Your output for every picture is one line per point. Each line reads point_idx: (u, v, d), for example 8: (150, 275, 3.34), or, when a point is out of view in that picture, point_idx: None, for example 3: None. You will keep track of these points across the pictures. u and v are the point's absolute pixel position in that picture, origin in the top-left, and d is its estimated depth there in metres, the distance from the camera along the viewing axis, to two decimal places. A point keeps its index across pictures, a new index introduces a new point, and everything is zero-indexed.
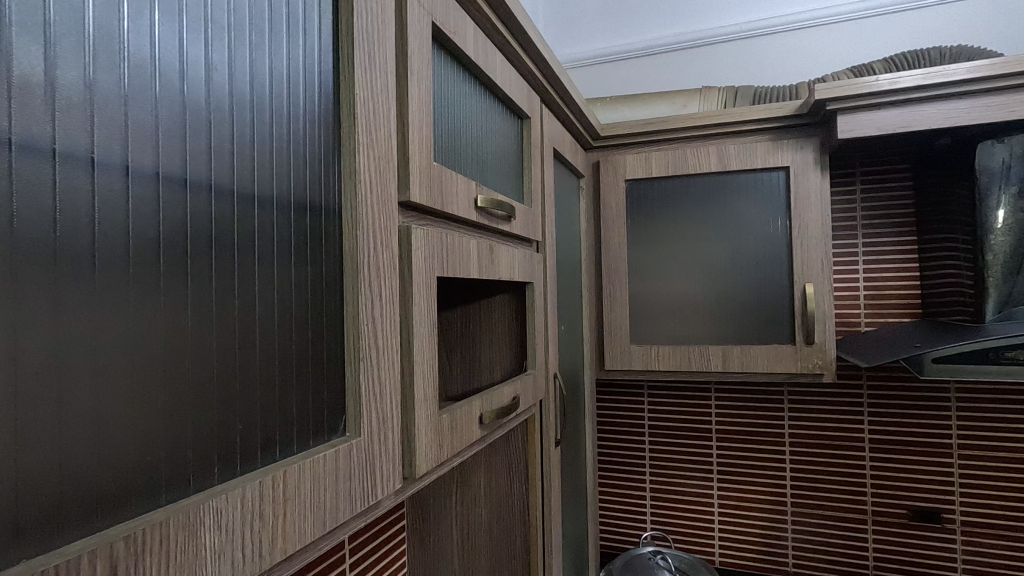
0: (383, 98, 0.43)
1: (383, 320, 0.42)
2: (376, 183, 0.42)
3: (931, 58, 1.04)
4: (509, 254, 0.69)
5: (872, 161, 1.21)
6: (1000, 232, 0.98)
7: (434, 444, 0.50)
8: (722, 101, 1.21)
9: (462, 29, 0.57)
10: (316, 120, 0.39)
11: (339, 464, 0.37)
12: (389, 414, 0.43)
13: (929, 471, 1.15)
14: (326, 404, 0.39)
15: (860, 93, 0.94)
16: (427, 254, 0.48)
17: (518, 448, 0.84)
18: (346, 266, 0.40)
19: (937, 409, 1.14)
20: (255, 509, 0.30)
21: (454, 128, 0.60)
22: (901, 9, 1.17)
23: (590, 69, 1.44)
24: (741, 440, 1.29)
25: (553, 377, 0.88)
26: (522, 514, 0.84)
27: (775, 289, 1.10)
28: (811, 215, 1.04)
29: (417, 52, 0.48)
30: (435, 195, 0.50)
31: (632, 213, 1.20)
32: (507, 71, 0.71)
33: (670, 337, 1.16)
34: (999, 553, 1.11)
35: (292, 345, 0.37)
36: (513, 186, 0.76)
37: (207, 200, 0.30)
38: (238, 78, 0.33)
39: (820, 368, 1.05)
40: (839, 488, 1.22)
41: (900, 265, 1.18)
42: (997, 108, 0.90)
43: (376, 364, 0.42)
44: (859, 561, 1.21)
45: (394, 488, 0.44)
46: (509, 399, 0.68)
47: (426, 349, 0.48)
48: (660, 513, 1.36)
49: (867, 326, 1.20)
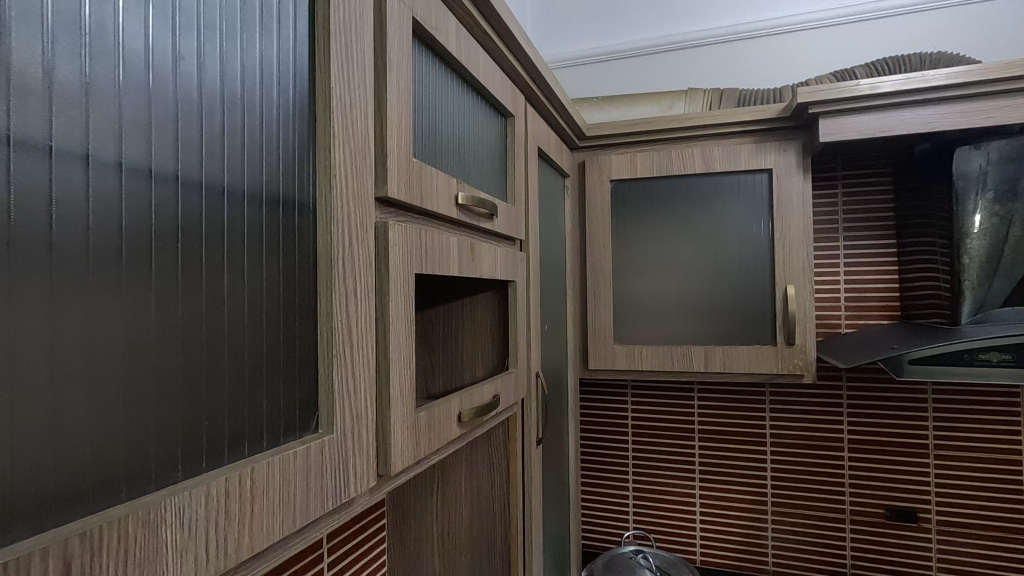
0: (361, 93, 0.43)
1: (358, 317, 0.42)
2: (352, 178, 0.41)
3: (911, 64, 1.06)
4: (491, 252, 0.68)
5: (854, 164, 1.23)
6: (976, 237, 1.00)
7: (411, 442, 0.49)
8: (707, 103, 1.22)
9: (444, 26, 0.57)
10: (290, 113, 0.39)
11: (310, 462, 0.36)
12: (363, 412, 0.43)
13: (906, 471, 1.17)
14: (298, 401, 0.39)
15: (842, 97, 0.95)
16: (405, 250, 0.48)
17: (500, 447, 0.84)
18: (320, 262, 0.39)
19: (914, 410, 1.16)
20: (220, 506, 0.30)
21: (435, 125, 0.60)
22: (883, 16, 1.18)
23: (577, 69, 1.44)
24: (723, 440, 1.30)
25: (535, 376, 0.88)
26: (503, 512, 0.84)
27: (757, 290, 1.11)
28: (793, 217, 1.05)
29: (397, 47, 0.47)
30: (414, 191, 0.50)
31: (617, 213, 1.20)
32: (490, 69, 0.70)
33: (654, 337, 1.17)
34: (973, 552, 1.13)
35: (262, 341, 0.36)
36: (497, 185, 0.76)
37: (173, 192, 0.30)
38: (208, 68, 0.32)
39: (800, 368, 1.06)
40: (818, 487, 1.23)
41: (880, 268, 1.20)
42: (973, 114, 0.91)
43: (351, 361, 0.41)
44: (837, 560, 1.22)
45: (369, 486, 0.44)
46: (489, 397, 0.68)
47: (403, 345, 0.48)
48: (643, 513, 1.36)
49: (847, 328, 1.22)
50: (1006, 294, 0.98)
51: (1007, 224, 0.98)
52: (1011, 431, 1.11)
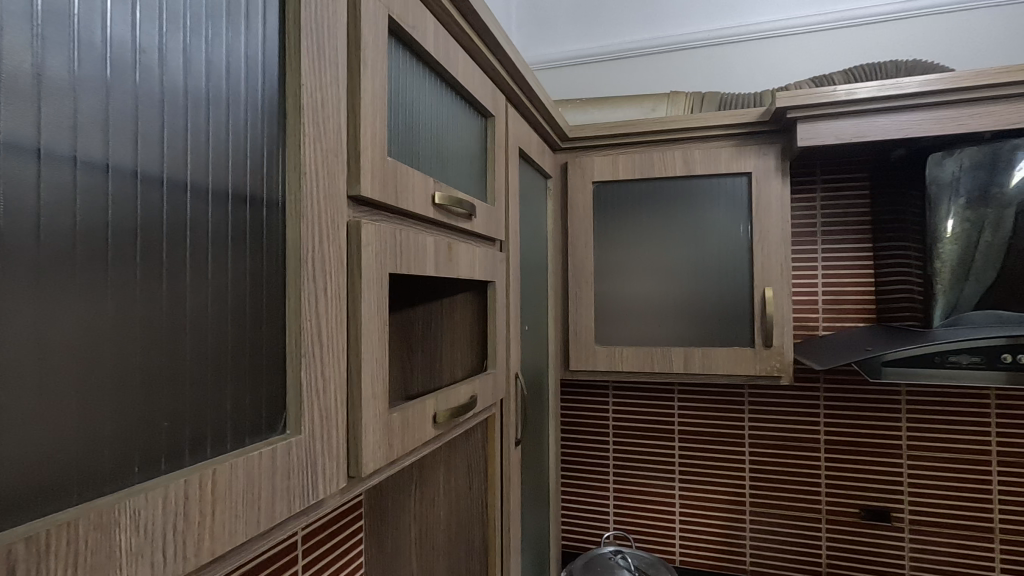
0: (333, 88, 0.42)
1: (327, 317, 0.42)
2: (323, 176, 0.41)
3: (887, 71, 1.08)
4: (469, 252, 0.68)
5: (832, 169, 1.24)
6: (948, 242, 1.02)
7: (384, 442, 0.49)
8: (689, 106, 1.23)
9: (422, 25, 0.57)
10: (259, 110, 0.38)
11: (276, 465, 0.36)
12: (333, 413, 0.42)
13: (881, 471, 1.19)
14: (264, 401, 0.38)
15: (819, 103, 0.97)
16: (378, 250, 0.47)
17: (479, 447, 0.84)
18: (289, 261, 0.39)
19: (888, 411, 1.18)
20: (178, 509, 0.29)
21: (412, 125, 0.59)
22: (861, 23, 1.20)
23: (561, 71, 1.45)
24: (702, 440, 1.31)
25: (514, 377, 0.88)
26: (481, 513, 0.83)
27: (736, 291, 1.12)
28: (772, 220, 1.07)
29: (372, 44, 0.47)
30: (389, 189, 0.50)
31: (599, 215, 1.21)
32: (469, 68, 0.70)
33: (635, 338, 1.17)
34: (944, 550, 1.16)
35: (227, 340, 0.36)
36: (475, 185, 0.76)
37: (132, 188, 0.29)
38: (171, 61, 0.32)
39: (777, 370, 1.07)
40: (795, 487, 1.25)
41: (857, 271, 1.22)
42: (945, 121, 0.93)
43: (320, 360, 0.41)
44: (813, 559, 1.24)
45: (339, 487, 0.44)
46: (466, 398, 0.67)
47: (375, 348, 0.47)
48: (623, 514, 1.37)
49: (824, 330, 1.24)
50: (977, 298, 1.00)
51: (978, 229, 1.00)
52: (982, 432, 1.13)
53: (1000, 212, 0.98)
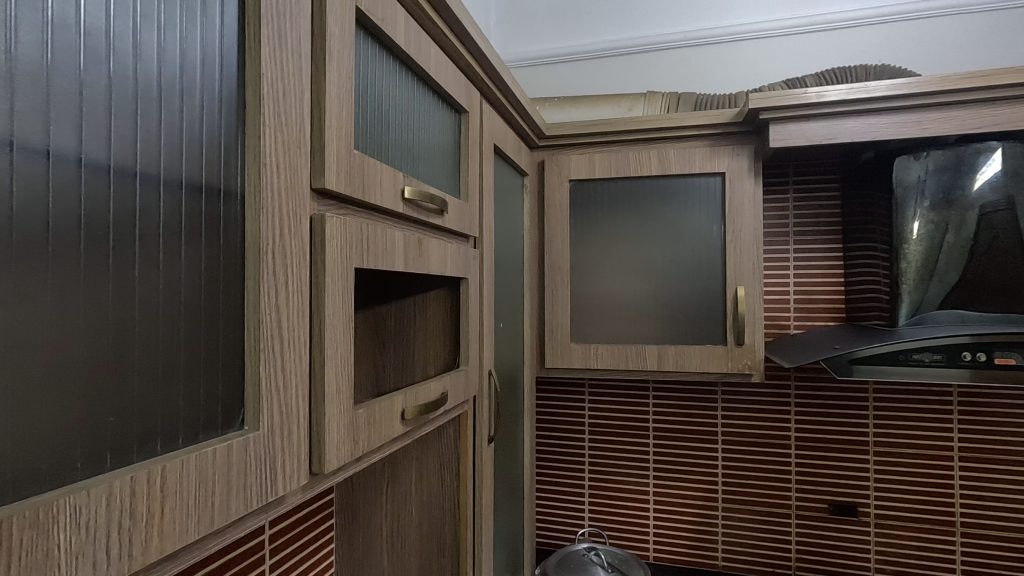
0: (296, 80, 0.42)
1: (288, 312, 0.41)
2: (284, 168, 0.40)
3: (857, 75, 1.10)
4: (440, 248, 0.68)
5: (804, 171, 1.27)
6: (913, 243, 1.04)
7: (348, 439, 0.48)
8: (665, 106, 1.24)
9: (392, 17, 0.56)
10: (216, 100, 0.37)
11: (232, 462, 0.35)
12: (295, 408, 0.42)
13: (848, 467, 1.22)
14: (221, 396, 0.37)
15: (791, 104, 0.98)
16: (343, 244, 0.47)
17: (451, 445, 0.83)
18: (248, 254, 0.38)
19: (856, 408, 1.21)
20: (124, 506, 0.28)
21: (380, 117, 0.59)
22: (833, 28, 1.23)
23: (540, 69, 1.45)
24: (676, 437, 1.32)
25: (488, 375, 0.87)
26: (453, 511, 0.83)
27: (710, 290, 1.13)
28: (744, 220, 1.08)
29: (339, 37, 0.46)
30: (356, 183, 0.49)
31: (576, 213, 1.21)
32: (443, 64, 0.70)
33: (610, 336, 1.18)
34: (908, 543, 1.19)
35: (179, 334, 0.35)
36: (448, 181, 0.75)
37: (75, 175, 0.29)
38: (120, 46, 0.31)
39: (748, 368, 1.08)
40: (766, 483, 1.27)
41: (827, 271, 1.25)
42: (911, 125, 0.96)
43: (281, 354, 0.40)
44: (783, 554, 1.26)
45: (300, 484, 0.43)
46: (437, 394, 0.67)
47: (340, 343, 0.47)
48: (599, 511, 1.38)
49: (795, 329, 1.26)
50: (942, 298, 1.02)
51: (942, 231, 1.02)
52: (944, 428, 1.16)
53: (963, 214, 1.00)
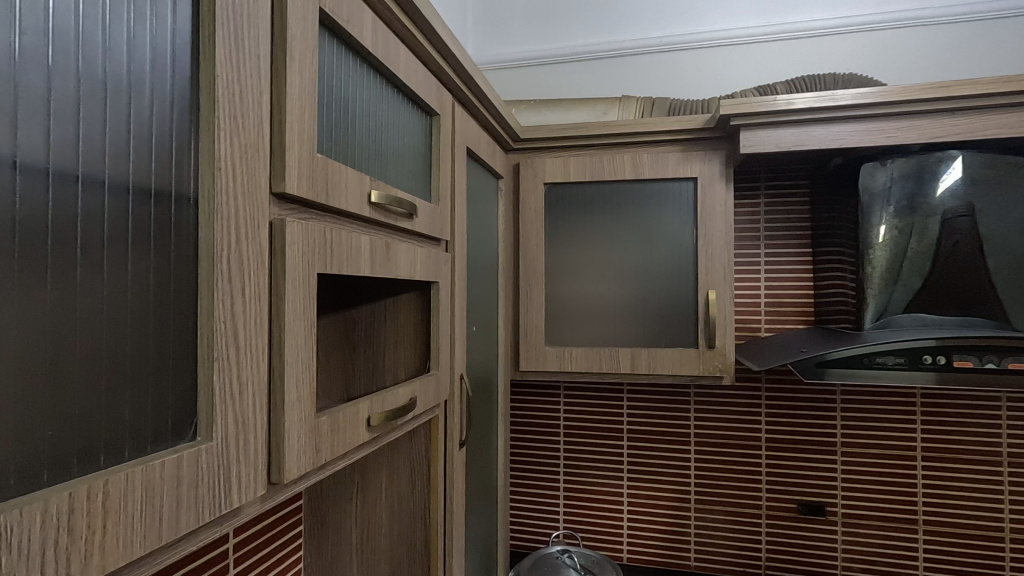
0: (254, 82, 0.41)
1: (245, 319, 0.40)
2: (241, 172, 0.39)
3: (826, 83, 1.13)
4: (409, 252, 0.67)
5: (775, 176, 1.29)
6: (879, 249, 1.07)
7: (310, 447, 0.48)
8: (640, 111, 1.25)
9: (358, 19, 0.55)
10: (168, 105, 0.37)
11: (182, 473, 0.34)
12: (251, 417, 0.41)
13: (817, 467, 1.24)
14: (171, 407, 0.36)
15: (761, 111, 1.00)
16: (305, 249, 0.46)
17: (421, 450, 0.83)
18: (201, 260, 0.37)
19: (824, 410, 1.23)
20: (61, 524, 0.27)
21: (346, 119, 0.58)
22: (804, 36, 1.25)
23: (517, 71, 1.44)
24: (649, 439, 1.33)
25: (460, 379, 0.87)
26: (424, 516, 0.82)
27: (682, 293, 1.15)
28: (716, 224, 1.09)
29: (300, 37, 0.46)
30: (319, 187, 0.48)
31: (550, 216, 1.21)
32: (412, 65, 0.69)
33: (584, 339, 1.19)
34: (874, 541, 1.22)
35: (125, 342, 0.34)
36: (418, 184, 0.75)
37: (9, 178, 0.28)
38: (60, 47, 0.30)
39: (720, 371, 1.10)
40: (737, 484, 1.28)
41: (797, 274, 1.27)
42: (876, 133, 0.98)
43: (237, 363, 0.39)
44: (753, 554, 1.28)
45: (257, 495, 0.42)
46: (405, 399, 0.66)
47: (301, 349, 0.46)
48: (573, 513, 1.38)
49: (766, 331, 1.28)
50: (906, 302, 1.05)
51: (906, 237, 1.05)
52: (908, 429, 1.19)
53: (926, 220, 1.03)
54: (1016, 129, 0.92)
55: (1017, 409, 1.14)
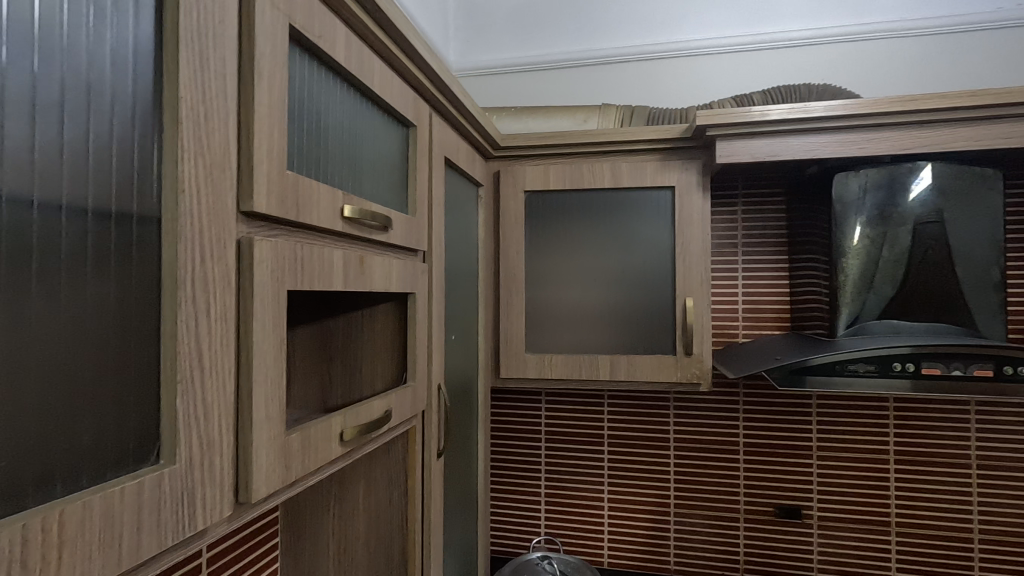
0: (220, 101, 0.41)
1: (211, 340, 0.40)
2: (206, 192, 0.39)
3: (800, 94, 1.15)
4: (384, 265, 0.67)
5: (752, 184, 1.31)
6: (851, 257, 1.09)
7: (280, 465, 0.47)
8: (619, 119, 1.26)
9: (330, 34, 0.55)
10: (130, 126, 0.37)
11: (144, 499, 0.34)
12: (217, 439, 0.41)
13: (793, 471, 1.26)
14: (133, 431, 0.36)
15: (736, 122, 1.01)
16: (275, 267, 0.46)
17: (399, 461, 0.82)
18: (164, 282, 0.37)
19: (800, 415, 1.25)
20: (12, 557, 0.27)
21: (318, 134, 0.58)
22: (780, 46, 1.27)
23: (499, 78, 1.45)
24: (629, 445, 1.34)
25: (437, 389, 0.87)
26: (401, 527, 0.82)
27: (660, 301, 1.16)
28: (693, 233, 1.11)
29: (269, 54, 0.46)
30: (289, 204, 0.48)
31: (530, 223, 1.22)
32: (387, 76, 0.69)
33: (563, 346, 1.19)
34: (849, 543, 1.24)
35: (82, 366, 0.34)
36: (394, 196, 0.75)
37: None
38: (12, 72, 0.30)
39: (697, 378, 1.11)
40: (716, 488, 1.30)
41: (774, 281, 1.29)
42: (848, 144, 1.00)
43: (202, 384, 0.39)
44: (731, 557, 1.29)
45: (223, 516, 0.42)
46: (380, 412, 0.67)
47: (270, 367, 0.46)
48: (554, 518, 1.39)
49: (743, 337, 1.30)
50: (878, 310, 1.07)
51: (878, 246, 1.07)
52: (881, 433, 1.22)
53: (897, 230, 1.05)
54: (982, 142, 0.95)
55: (986, 413, 1.16)
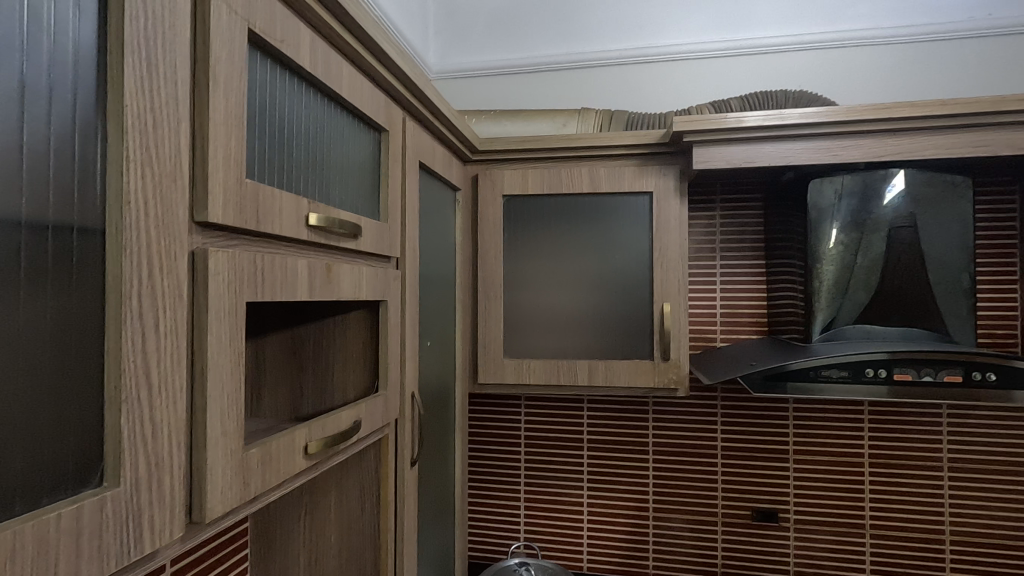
0: (171, 109, 0.39)
1: (160, 357, 0.38)
2: (155, 203, 0.38)
3: (777, 100, 1.16)
4: (353, 274, 0.66)
5: (730, 190, 1.31)
6: (826, 263, 1.09)
7: (238, 482, 0.46)
8: (599, 124, 1.26)
9: (294, 38, 0.54)
10: (70, 138, 0.35)
11: (84, 525, 0.33)
12: (167, 458, 0.39)
13: (770, 475, 1.27)
14: (73, 453, 0.35)
15: (712, 128, 1.01)
16: (232, 279, 0.45)
17: (372, 470, 0.81)
18: (108, 298, 0.36)
19: (777, 419, 1.26)
20: None
21: (281, 140, 0.56)
22: (758, 52, 1.28)
23: (479, 81, 1.44)
24: (608, 449, 1.34)
25: (411, 396, 0.86)
26: (373, 537, 0.80)
27: (637, 306, 1.16)
28: (671, 238, 1.11)
29: (226, 59, 0.44)
30: (248, 214, 0.47)
31: (509, 228, 1.21)
32: (357, 80, 0.67)
33: (541, 351, 1.19)
34: (824, 546, 1.25)
35: (16, 388, 0.33)
36: (364, 202, 0.74)
37: None
38: None
39: (674, 383, 1.11)
40: (694, 492, 1.30)
41: (751, 286, 1.29)
42: (822, 151, 1.00)
43: (149, 403, 0.38)
44: (709, 560, 1.30)
45: (175, 537, 0.40)
46: (348, 422, 0.66)
47: (227, 382, 0.45)
48: (533, 524, 1.38)
49: (721, 342, 1.30)
50: (853, 315, 1.08)
51: (852, 252, 1.08)
52: (856, 436, 1.23)
53: (871, 237, 1.06)
54: (952, 150, 0.96)
55: (958, 416, 1.18)
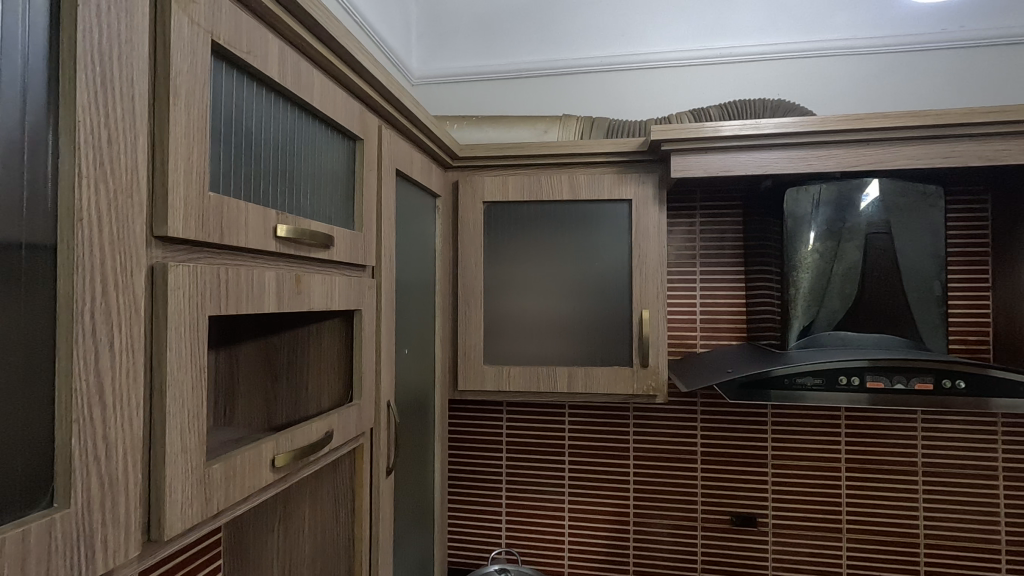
0: (127, 123, 0.39)
1: (115, 374, 0.38)
2: (109, 218, 0.37)
3: (755, 109, 1.17)
4: (324, 284, 0.65)
5: (710, 197, 1.32)
6: (803, 271, 1.10)
7: (199, 498, 0.45)
8: (579, 131, 1.26)
9: (262, 49, 0.54)
10: (19, 154, 0.35)
11: (30, 549, 0.32)
12: (122, 477, 0.39)
13: (749, 480, 1.28)
14: (22, 474, 0.35)
15: (690, 137, 1.02)
16: (193, 293, 0.44)
17: (346, 479, 0.80)
18: (59, 317, 0.35)
19: (755, 424, 1.27)
20: None
21: (249, 150, 0.56)
22: (737, 60, 1.29)
23: (461, 86, 1.44)
24: (590, 455, 1.34)
25: (387, 405, 0.85)
26: (347, 548, 0.80)
27: (617, 313, 1.16)
28: (649, 245, 1.12)
29: (187, 71, 0.44)
30: (211, 227, 0.46)
31: (489, 234, 1.21)
32: (329, 88, 0.67)
33: (521, 357, 1.18)
34: (802, 550, 1.26)
35: None
36: (337, 210, 0.73)
37: None
38: None
39: (653, 390, 1.12)
40: (674, 497, 1.31)
41: (731, 292, 1.30)
42: (798, 160, 1.02)
43: (103, 421, 0.37)
44: (689, 565, 1.30)
45: (130, 556, 0.40)
46: (320, 433, 0.65)
47: (188, 398, 0.44)
48: (515, 529, 1.38)
49: (701, 347, 1.31)
50: (828, 323, 1.09)
51: (828, 261, 1.09)
52: (833, 441, 1.24)
53: (846, 245, 1.08)
54: (924, 160, 0.98)
55: (931, 421, 1.20)
